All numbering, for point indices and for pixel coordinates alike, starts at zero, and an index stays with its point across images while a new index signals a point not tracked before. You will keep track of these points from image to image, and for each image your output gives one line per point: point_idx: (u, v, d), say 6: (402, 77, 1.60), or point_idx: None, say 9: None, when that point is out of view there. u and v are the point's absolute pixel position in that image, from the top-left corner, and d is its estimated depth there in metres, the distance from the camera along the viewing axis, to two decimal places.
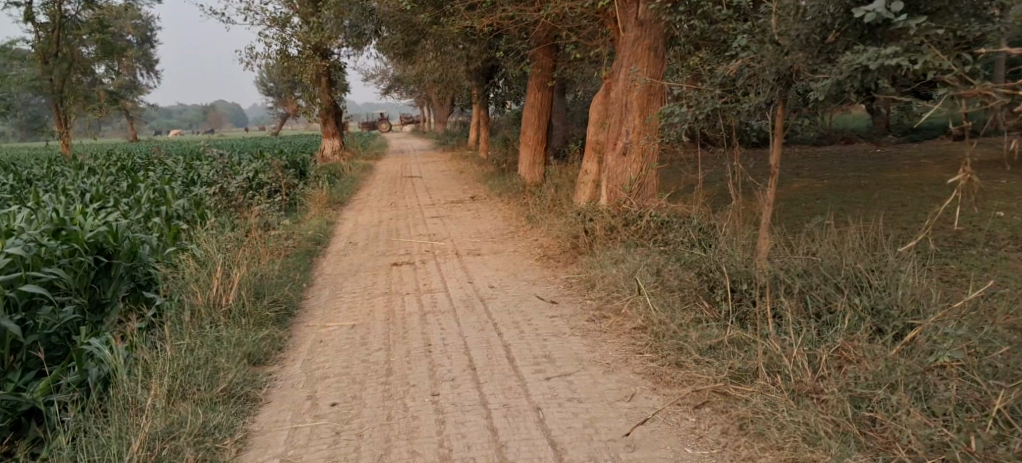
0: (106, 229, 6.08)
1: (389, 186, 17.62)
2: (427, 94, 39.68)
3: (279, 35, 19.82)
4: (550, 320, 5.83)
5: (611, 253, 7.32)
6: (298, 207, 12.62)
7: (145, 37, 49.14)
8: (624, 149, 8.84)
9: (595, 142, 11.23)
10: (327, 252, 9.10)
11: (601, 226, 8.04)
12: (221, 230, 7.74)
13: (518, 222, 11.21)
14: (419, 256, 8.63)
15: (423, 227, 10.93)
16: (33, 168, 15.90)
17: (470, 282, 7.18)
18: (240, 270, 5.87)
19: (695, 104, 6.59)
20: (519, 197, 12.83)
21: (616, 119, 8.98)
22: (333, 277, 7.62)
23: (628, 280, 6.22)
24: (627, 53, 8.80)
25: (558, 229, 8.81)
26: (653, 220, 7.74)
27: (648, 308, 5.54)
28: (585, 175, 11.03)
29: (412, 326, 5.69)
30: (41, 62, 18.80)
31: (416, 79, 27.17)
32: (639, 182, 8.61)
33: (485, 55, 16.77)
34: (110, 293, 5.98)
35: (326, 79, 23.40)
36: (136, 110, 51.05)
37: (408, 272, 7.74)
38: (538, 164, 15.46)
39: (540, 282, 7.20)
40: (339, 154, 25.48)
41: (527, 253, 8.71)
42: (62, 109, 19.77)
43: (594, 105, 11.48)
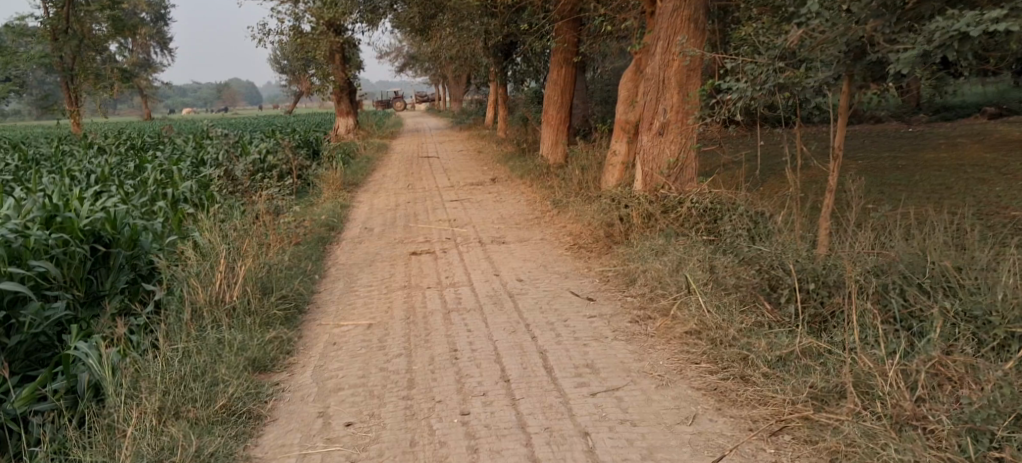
0: (104, 216, 5.54)
1: (405, 167, 17.02)
2: (443, 72, 38.92)
3: (292, 11, 19.17)
4: (587, 320, 5.26)
5: (652, 244, 6.73)
6: (312, 189, 12.07)
7: (159, 13, 48.64)
8: (660, 129, 8.14)
9: (624, 121, 10.52)
10: (341, 239, 8.57)
11: (637, 214, 7.42)
12: (229, 215, 7.19)
13: (543, 206, 10.59)
14: (440, 243, 8.06)
15: (443, 211, 10.34)
16: (41, 147, 15.47)
17: (497, 275, 6.61)
18: (246, 261, 5.31)
19: (753, 80, 5.93)
20: (543, 179, 12.23)
21: (652, 97, 8.25)
22: (349, 267, 7.08)
23: (675, 276, 5.65)
24: (665, 24, 8.03)
25: (590, 215, 8.18)
26: (694, 207, 7.12)
27: (701, 310, 4.96)
28: (614, 157, 10.47)
29: (435, 327, 5.14)
30: (50, 39, 18.33)
31: (433, 56, 26.50)
32: (678, 166, 7.94)
33: (506, 30, 16.02)
34: (109, 284, 5.40)
35: (340, 56, 22.77)
36: (150, 89, 50.80)
37: (428, 262, 7.18)
38: (561, 143, 14.73)
39: (573, 275, 6.63)
40: (353, 133, 24.90)
41: (556, 241, 8.12)
42: (73, 87, 19.32)
43: (623, 82, 10.74)
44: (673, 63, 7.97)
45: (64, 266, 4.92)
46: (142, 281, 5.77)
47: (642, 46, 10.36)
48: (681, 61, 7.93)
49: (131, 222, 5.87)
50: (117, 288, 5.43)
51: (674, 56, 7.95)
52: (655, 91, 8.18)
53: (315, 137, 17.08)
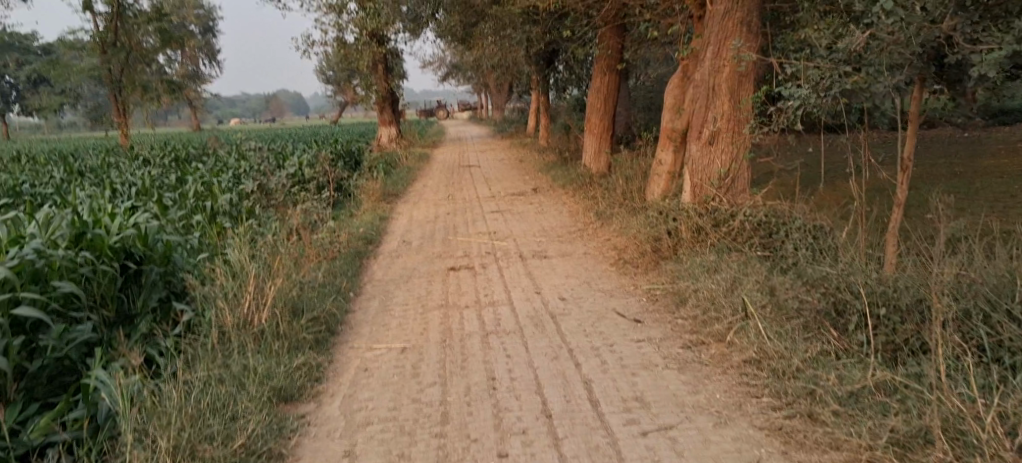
0: (136, 232, 5.61)
1: (445, 176, 16.87)
2: (484, 81, 38.89)
3: (335, 21, 19.30)
4: (634, 345, 4.88)
5: (702, 260, 6.30)
6: (352, 201, 11.99)
7: (206, 24, 50.08)
8: (710, 137, 7.66)
9: (670, 130, 10.11)
10: (378, 252, 8.45)
11: (686, 228, 6.98)
12: (264, 231, 7.12)
13: (586, 217, 10.23)
14: (479, 258, 7.81)
15: (482, 223, 10.07)
16: (91, 159, 15.87)
17: (538, 293, 6.30)
18: (275, 282, 5.26)
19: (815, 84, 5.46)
20: (586, 189, 11.90)
21: (701, 103, 7.79)
22: (385, 286, 6.88)
23: (730, 298, 5.23)
24: (716, 27, 7.58)
25: (635, 229, 7.76)
26: (748, 221, 6.66)
27: (761, 336, 4.53)
28: (659, 166, 10.11)
29: (472, 352, 4.87)
30: (98, 52, 18.73)
31: (474, 65, 26.44)
32: (730, 176, 7.46)
33: (548, 38, 15.73)
34: (140, 302, 5.52)
35: (382, 66, 22.90)
36: (199, 100, 52.22)
37: (467, 279, 6.93)
38: (604, 152, 14.31)
39: (618, 293, 6.25)
40: (395, 142, 24.95)
41: (599, 255, 7.73)
42: (122, 98, 19.90)
43: (669, 88, 10.30)
44: (724, 68, 7.51)
45: (92, 284, 4.99)
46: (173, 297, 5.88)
47: (688, 52, 9.94)
48: (733, 65, 7.47)
49: (164, 237, 5.96)
50: (148, 306, 5.53)
51: (726, 60, 7.50)
52: (705, 98, 7.72)
53: (356, 147, 17.11)
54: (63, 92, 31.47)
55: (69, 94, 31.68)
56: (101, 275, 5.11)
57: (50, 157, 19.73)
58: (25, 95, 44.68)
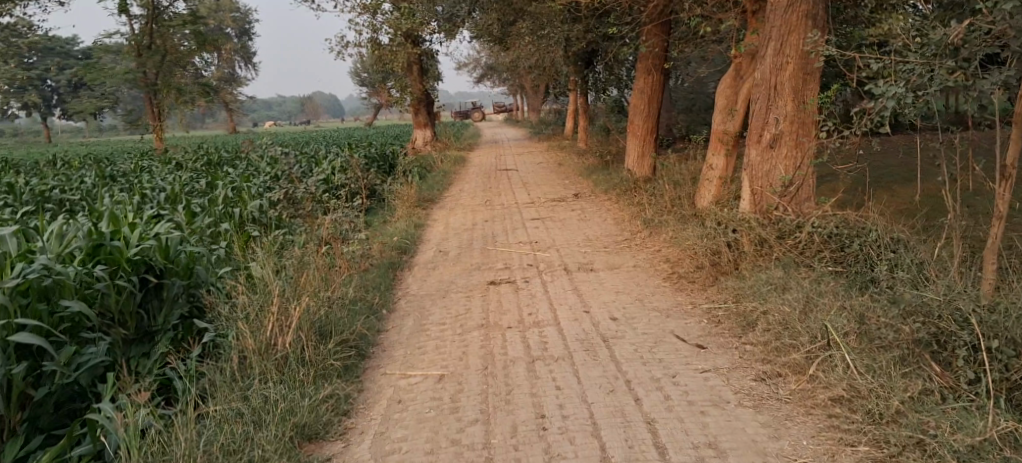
0: (156, 244, 5.59)
1: (482, 180, 16.47)
2: (520, 82, 38.44)
3: (370, 23, 19.07)
4: (700, 377, 4.34)
5: (768, 277, 5.68)
6: (387, 206, 11.71)
7: (244, 27, 50.80)
8: (770, 142, 6.95)
9: (722, 132, 9.53)
10: (413, 264, 8.12)
11: (746, 240, 6.36)
12: (292, 245, 6.85)
13: (633, 225, 9.66)
14: (521, 270, 7.38)
15: (523, 231, 9.59)
16: (128, 165, 15.97)
17: (586, 313, 5.82)
18: (300, 303, 4.99)
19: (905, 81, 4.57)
20: (629, 195, 11.38)
21: (761, 105, 7.06)
22: (422, 305, 6.48)
23: (808, 323, 4.62)
24: (777, 22, 6.81)
25: (689, 240, 7.17)
26: (817, 233, 6.02)
27: (848, 370, 3.92)
28: (710, 171, 9.54)
29: (518, 383, 4.47)
30: (135, 55, 19.28)
31: (510, 65, 26.03)
32: (795, 183, 6.67)
33: (588, 37, 15.13)
34: (161, 319, 5.48)
35: (416, 67, 22.69)
36: (237, 103, 52.95)
37: (508, 296, 6.49)
38: (648, 156, 13.71)
39: (675, 313, 5.68)
40: (430, 145, 24.72)
41: (651, 269, 7.15)
42: (157, 102, 20.26)
43: (721, 88, 9.61)
44: (787, 67, 6.76)
45: (109, 301, 5.00)
46: (196, 311, 5.83)
47: (741, 50, 9.22)
48: (797, 64, 6.72)
49: (187, 249, 5.93)
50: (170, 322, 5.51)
51: (789, 58, 6.75)
52: (765, 99, 6.98)
53: (390, 150, 16.86)
54: (104, 96, 32.14)
55: (110, 97, 32.35)
56: (118, 291, 5.12)
57: (90, 160, 19.99)
58: (69, 98, 45.84)
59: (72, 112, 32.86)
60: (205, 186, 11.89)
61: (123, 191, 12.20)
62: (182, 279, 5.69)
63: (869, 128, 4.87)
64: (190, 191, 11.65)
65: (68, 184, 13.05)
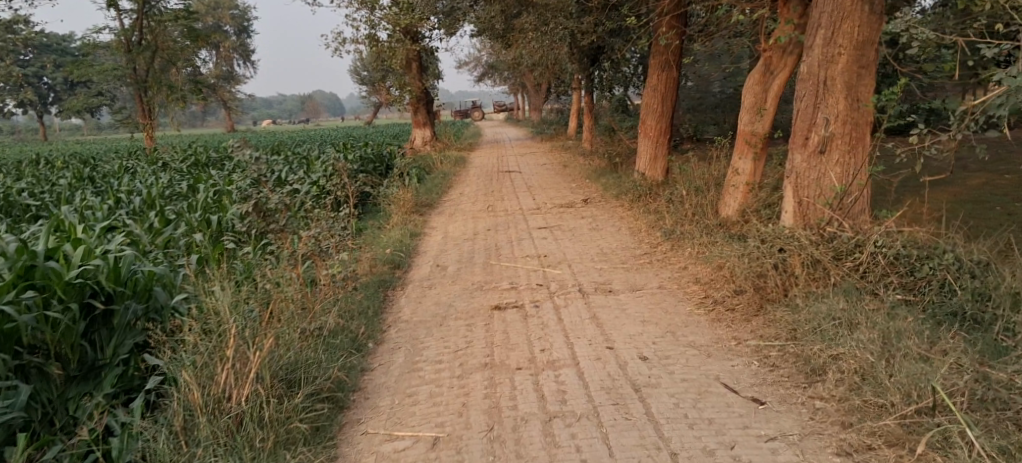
0: (103, 265, 4.75)
1: (484, 183, 15.53)
2: (521, 80, 37.47)
3: (368, 17, 18.15)
4: (766, 448, 3.45)
5: (829, 309, 4.71)
6: (381, 213, 10.81)
7: (242, 24, 49.94)
8: (820, 145, 5.97)
9: (749, 133, 8.59)
10: (406, 282, 7.20)
11: (796, 262, 5.35)
12: (266, 265, 5.93)
13: (651, 236, 8.71)
14: (529, 291, 6.46)
15: (529, 243, 8.64)
16: (113, 166, 15.13)
17: (609, 350, 4.87)
18: (262, 346, 4.06)
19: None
20: (643, 201, 10.46)
21: (807, 102, 6.09)
22: (415, 335, 5.56)
23: (896, 376, 3.69)
24: (827, 7, 5.86)
25: (724, 258, 6.23)
26: (882, 253, 5.09)
27: (975, 453, 3.03)
28: (735, 177, 8.59)
29: (534, 454, 3.57)
30: (124, 51, 18.58)
31: (514, 63, 25.12)
32: (848, 194, 5.72)
33: (596, 32, 14.16)
34: (111, 350, 4.66)
35: (416, 63, 21.82)
36: (235, 101, 52.09)
37: (514, 325, 5.55)
38: (661, 158, 12.73)
39: (716, 352, 4.74)
40: (430, 145, 23.82)
41: (679, 291, 6.20)
42: (146, 98, 19.48)
43: (748, 84, 8.60)
44: (839, 59, 5.82)
45: (39, 335, 4.19)
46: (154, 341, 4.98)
47: (772, 42, 8.25)
48: (851, 56, 5.78)
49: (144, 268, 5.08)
50: (119, 355, 4.66)
51: (842, 49, 5.80)
52: (812, 97, 6.02)
53: (387, 151, 15.98)
54: (99, 93, 31.26)
55: (105, 94, 31.46)
56: (52, 324, 4.30)
57: (75, 159, 19.09)
58: (63, 96, 44.86)
59: (64, 110, 31.96)
60: (185, 189, 10.97)
61: (97, 196, 11.28)
62: (138, 305, 4.87)
63: (971, 132, 3.95)
64: (168, 195, 10.74)
65: (44, 186, 12.20)
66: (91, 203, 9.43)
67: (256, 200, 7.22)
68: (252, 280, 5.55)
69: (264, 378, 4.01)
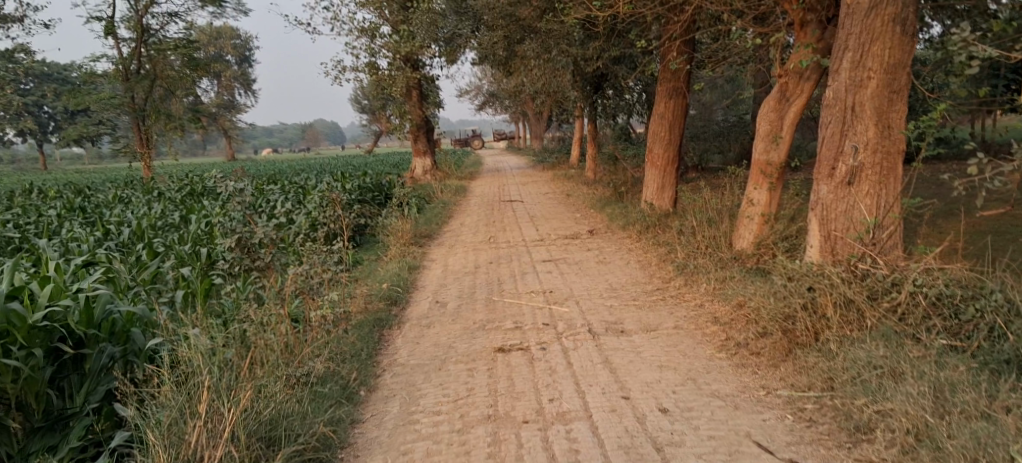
0: (76, 305, 4.32)
1: (485, 213, 15.15)
2: (523, 108, 37.41)
3: (369, 46, 17.97)
4: None
5: (868, 356, 4.27)
6: (379, 245, 10.40)
7: (244, 54, 50.17)
8: (848, 176, 5.63)
9: (764, 162, 8.24)
10: (403, 319, 6.76)
11: (828, 302, 4.92)
12: (254, 303, 5.51)
13: (663, 270, 8.27)
14: (535, 331, 6.00)
15: (534, 278, 8.19)
16: (106, 196, 14.77)
17: (625, 401, 4.42)
18: (240, 400, 3.63)
19: None
20: (652, 232, 10.07)
21: (834, 130, 5.78)
22: (412, 381, 5.10)
23: (958, 439, 3.30)
24: (854, 29, 5.57)
25: (747, 295, 5.82)
26: (922, 294, 4.70)
27: None
28: (750, 207, 8.22)
29: None
30: (122, 79, 18.35)
31: (515, 92, 24.97)
32: (880, 228, 5.34)
33: (601, 59, 13.90)
34: (80, 399, 4.20)
35: (417, 92, 21.60)
36: (236, 130, 52.11)
37: (520, 370, 5.09)
38: (669, 187, 12.37)
39: (745, 403, 4.28)
40: (431, 173, 23.50)
41: (697, 331, 5.77)
42: (144, 127, 19.19)
43: (763, 111, 8.26)
44: (869, 83, 5.51)
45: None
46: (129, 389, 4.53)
47: (787, 67, 7.94)
48: (882, 80, 5.47)
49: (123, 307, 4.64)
50: (90, 403, 4.23)
51: (871, 72, 5.49)
52: (840, 124, 5.71)
53: (387, 180, 15.62)
54: (100, 121, 31.15)
55: (105, 123, 31.33)
56: (12, 372, 3.86)
57: (69, 188, 18.74)
58: (64, 125, 44.83)
59: (64, 139, 31.80)
60: (177, 219, 10.55)
61: (86, 227, 10.85)
62: (114, 348, 4.39)
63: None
64: (159, 226, 10.31)
65: (32, 216, 11.81)
66: (78, 234, 9.02)
67: (238, 235, 6.24)
68: (235, 321, 5.11)
69: (239, 438, 3.58)
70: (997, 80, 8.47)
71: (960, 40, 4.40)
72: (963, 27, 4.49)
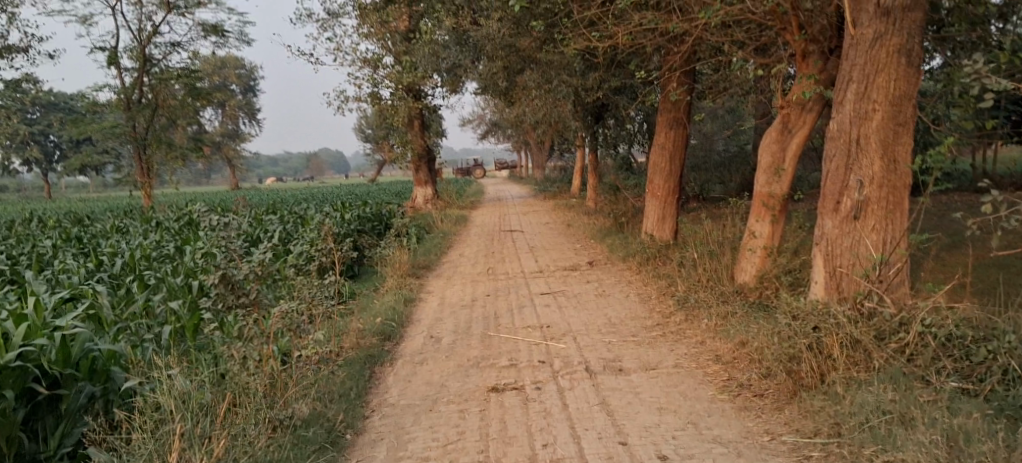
0: (55, 343, 4.18)
1: (485, 243, 14.99)
2: (525, 138, 37.51)
3: (370, 76, 18.01)
4: None
5: (876, 400, 4.07)
6: (376, 277, 10.23)
7: (249, 84, 50.56)
8: (853, 210, 5.48)
9: (766, 195, 8.09)
10: (396, 356, 6.56)
11: (834, 342, 4.73)
12: (241, 340, 5.34)
13: (663, 305, 8.08)
14: (531, 369, 5.80)
15: (532, 311, 8.01)
16: (104, 225, 14.65)
17: (622, 447, 4.21)
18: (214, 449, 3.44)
19: None
20: (653, 264, 9.90)
21: (839, 163, 5.66)
22: (401, 423, 4.89)
23: None
24: (859, 60, 5.48)
25: (750, 333, 5.63)
26: (931, 334, 4.49)
27: None
28: (752, 240, 8.06)
29: None
30: (125, 108, 18.40)
31: (517, 121, 25.00)
32: (886, 264, 5.17)
33: (601, 89, 13.87)
34: (54, 442, 4.03)
35: (418, 121, 21.62)
36: (239, 159, 52.31)
37: (514, 412, 4.89)
38: (670, 218, 12.22)
39: (748, 450, 4.07)
40: (432, 202, 23.40)
41: (699, 371, 5.57)
42: (145, 156, 19.16)
43: (765, 142, 8.14)
44: (874, 115, 5.39)
45: None
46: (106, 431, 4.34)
47: (789, 98, 7.84)
48: (887, 112, 5.35)
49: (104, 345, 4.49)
50: (65, 447, 4.06)
51: (876, 104, 5.37)
52: (845, 156, 5.59)
53: (386, 210, 15.51)
54: (104, 150, 31.26)
55: (108, 152, 31.42)
56: None
57: (68, 217, 18.65)
58: (69, 153, 45.01)
59: (67, 167, 31.89)
60: (172, 250, 10.41)
61: (80, 258, 10.71)
62: (93, 388, 4.23)
63: None
64: (154, 257, 10.17)
65: (28, 246, 11.68)
66: (69, 265, 8.87)
67: (223, 271, 5.79)
68: (219, 360, 4.93)
69: None
70: (1000, 113, 8.37)
71: (972, 71, 4.32)
72: (975, 59, 4.42)
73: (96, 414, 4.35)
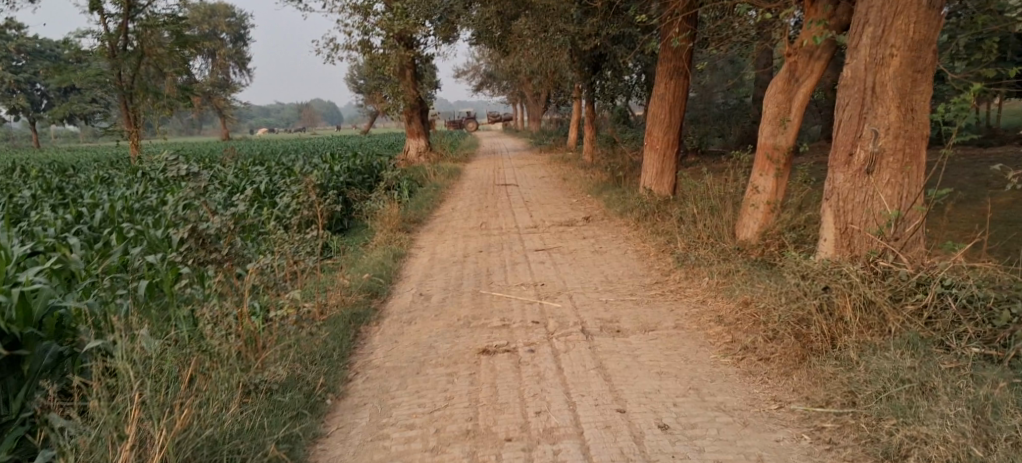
0: (14, 298, 3.82)
1: (479, 197, 14.63)
2: (520, 89, 36.73)
3: (361, 23, 17.30)
4: None
5: (894, 366, 3.78)
6: (365, 233, 9.89)
7: (239, 32, 49.16)
8: (867, 164, 5.13)
9: (770, 147, 7.70)
10: (383, 314, 6.28)
11: (846, 304, 4.43)
12: (216, 298, 5.03)
13: (662, 262, 7.77)
14: (524, 330, 5.51)
15: (526, 268, 7.72)
16: (87, 176, 14.15)
17: (620, 415, 3.95)
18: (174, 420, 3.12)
19: None
20: (652, 219, 9.58)
21: (851, 113, 5.27)
22: (385, 386, 4.62)
23: None
24: (877, 1, 5.05)
25: (755, 292, 5.34)
26: (951, 296, 4.20)
27: None
28: (754, 195, 7.73)
29: None
30: (108, 56, 17.65)
31: (513, 72, 24.31)
32: (902, 221, 4.84)
33: (599, 37, 13.30)
34: (14, 407, 3.66)
35: (411, 71, 20.96)
36: (231, 110, 51.26)
37: (505, 375, 4.61)
38: (668, 172, 11.84)
39: (755, 420, 3.80)
40: (426, 155, 22.89)
41: (699, 332, 5.30)
42: (131, 107, 18.39)
43: (770, 93, 7.72)
44: (891, 61, 4.99)
45: None
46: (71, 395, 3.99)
47: (797, 45, 7.38)
48: (905, 57, 4.95)
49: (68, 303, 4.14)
50: (28, 410, 3.68)
51: (894, 49, 4.96)
52: (858, 106, 5.21)
53: (378, 162, 15.06)
54: (91, 100, 30.46)
55: (96, 102, 30.64)
56: None
57: (53, 168, 18.11)
58: (56, 103, 43.91)
59: (55, 117, 31.12)
60: (155, 201, 9.99)
61: (59, 210, 10.29)
62: (57, 347, 3.89)
63: None
64: (136, 209, 9.73)
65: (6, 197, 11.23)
66: (46, 217, 8.47)
67: (192, 223, 5.08)
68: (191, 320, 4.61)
69: None
70: None
71: None
72: None
73: (62, 375, 4.01)
